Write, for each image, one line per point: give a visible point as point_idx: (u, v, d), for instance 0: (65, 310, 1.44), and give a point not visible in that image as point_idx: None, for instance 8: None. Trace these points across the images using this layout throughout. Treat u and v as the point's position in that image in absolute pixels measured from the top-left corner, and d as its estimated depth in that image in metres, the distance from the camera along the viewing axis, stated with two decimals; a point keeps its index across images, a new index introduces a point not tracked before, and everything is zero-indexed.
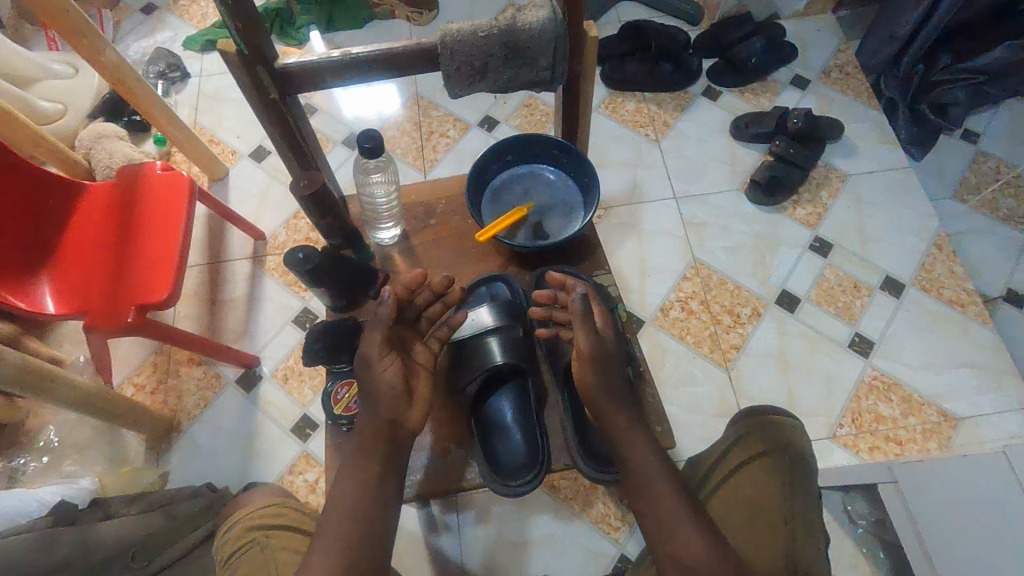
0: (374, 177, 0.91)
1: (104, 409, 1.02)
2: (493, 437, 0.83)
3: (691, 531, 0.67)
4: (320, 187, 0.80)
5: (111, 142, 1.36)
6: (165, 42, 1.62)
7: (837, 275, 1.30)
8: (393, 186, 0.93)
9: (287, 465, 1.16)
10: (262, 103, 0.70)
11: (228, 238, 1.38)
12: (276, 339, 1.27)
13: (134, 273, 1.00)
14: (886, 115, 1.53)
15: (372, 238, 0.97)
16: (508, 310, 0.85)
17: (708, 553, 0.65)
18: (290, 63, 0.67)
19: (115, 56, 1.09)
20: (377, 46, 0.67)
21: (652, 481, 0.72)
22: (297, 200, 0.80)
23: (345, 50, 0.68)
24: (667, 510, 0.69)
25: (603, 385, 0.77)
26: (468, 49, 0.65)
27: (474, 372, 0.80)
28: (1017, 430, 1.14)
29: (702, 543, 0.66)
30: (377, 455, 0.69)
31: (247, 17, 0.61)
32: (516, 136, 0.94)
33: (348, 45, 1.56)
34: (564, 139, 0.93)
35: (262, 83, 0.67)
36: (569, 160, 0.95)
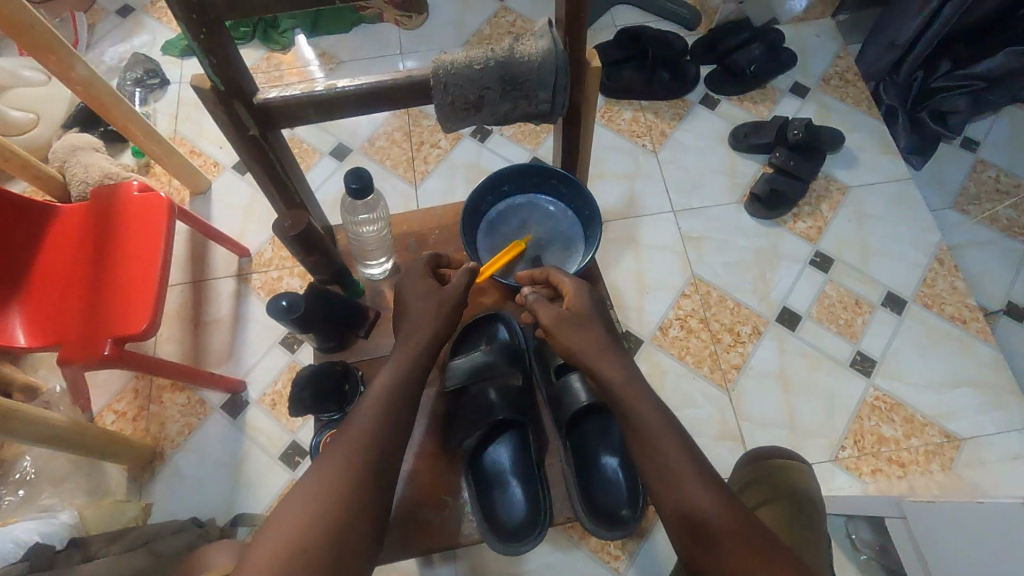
0: (363, 217, 0.87)
1: (77, 443, 0.97)
2: (492, 491, 0.82)
3: (691, 478, 0.63)
4: (304, 226, 0.75)
5: (85, 155, 1.29)
6: (143, 46, 1.55)
7: (838, 291, 1.27)
8: (384, 221, 0.90)
9: (275, 495, 1.12)
10: (242, 138, 0.70)
11: (212, 255, 1.32)
12: (263, 362, 1.23)
13: (110, 304, 0.95)
14: (886, 124, 1.50)
15: (362, 272, 0.98)
16: (508, 354, 0.85)
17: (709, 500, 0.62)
18: (270, 98, 0.67)
19: (86, 71, 1.04)
20: (363, 79, 0.68)
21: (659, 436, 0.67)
22: (278, 240, 0.77)
23: (330, 83, 0.68)
24: (664, 460, 0.65)
25: (582, 348, 0.73)
26: (464, 83, 0.65)
27: (474, 426, 0.83)
28: (1020, 450, 1.12)
29: (706, 491, 0.62)
30: (403, 405, 0.67)
31: (221, 50, 0.61)
32: (516, 167, 0.91)
33: (336, 51, 1.51)
34: (564, 172, 0.91)
35: (240, 119, 0.67)
36: (568, 190, 0.93)
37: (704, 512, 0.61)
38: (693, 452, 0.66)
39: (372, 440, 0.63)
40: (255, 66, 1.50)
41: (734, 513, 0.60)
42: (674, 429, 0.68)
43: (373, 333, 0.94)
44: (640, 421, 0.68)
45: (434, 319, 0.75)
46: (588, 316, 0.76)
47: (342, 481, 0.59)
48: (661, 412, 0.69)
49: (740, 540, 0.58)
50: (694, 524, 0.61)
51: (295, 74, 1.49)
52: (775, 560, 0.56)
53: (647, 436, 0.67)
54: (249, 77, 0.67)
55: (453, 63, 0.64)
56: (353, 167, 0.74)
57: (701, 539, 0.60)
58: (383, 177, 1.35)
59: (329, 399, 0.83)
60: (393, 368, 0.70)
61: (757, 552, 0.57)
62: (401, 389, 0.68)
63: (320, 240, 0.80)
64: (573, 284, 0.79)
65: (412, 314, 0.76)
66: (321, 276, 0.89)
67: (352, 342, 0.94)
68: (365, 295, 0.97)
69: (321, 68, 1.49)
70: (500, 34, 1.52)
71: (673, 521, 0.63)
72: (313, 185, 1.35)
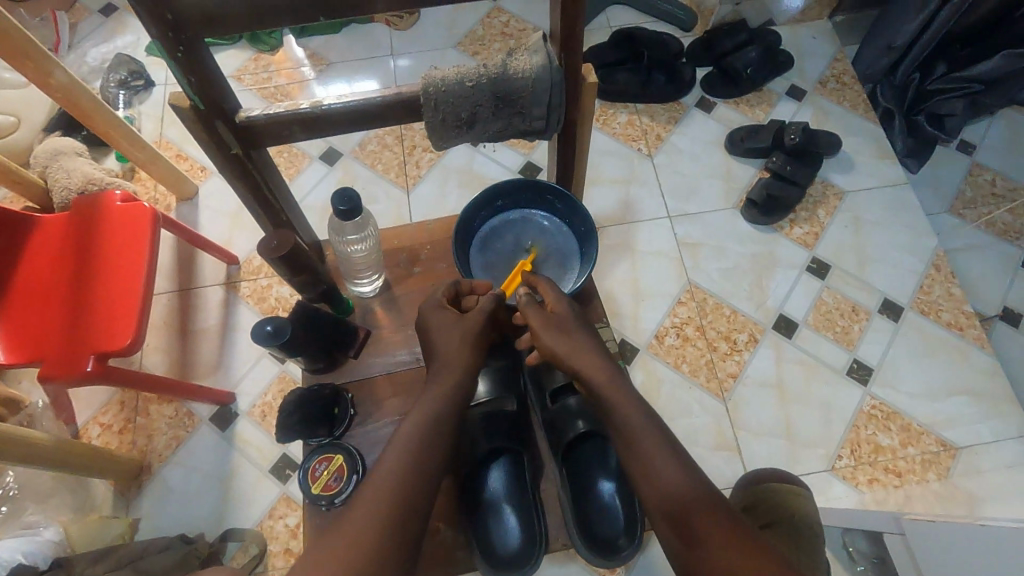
0: (351, 237, 0.88)
1: (62, 461, 0.94)
2: (486, 519, 0.81)
3: (671, 471, 0.65)
4: (291, 246, 0.78)
5: (69, 160, 1.25)
6: (126, 47, 1.52)
7: (835, 298, 1.26)
8: (373, 239, 0.91)
9: (266, 510, 1.10)
10: (224, 158, 0.75)
11: (199, 263, 1.30)
12: (252, 373, 1.20)
13: (93, 317, 0.92)
14: (882, 125, 1.46)
15: (352, 290, 1.00)
16: None
17: (681, 480, 0.65)
18: (254, 116, 0.72)
19: (65, 77, 1.02)
20: (349, 98, 0.73)
21: (637, 434, 0.69)
22: (264, 260, 0.79)
23: (315, 100, 0.73)
24: (646, 456, 0.67)
25: (564, 348, 0.75)
26: (452, 101, 0.70)
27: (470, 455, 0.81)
28: (1016, 458, 1.12)
29: (676, 470, 0.66)
30: (439, 437, 0.68)
31: (198, 68, 0.65)
32: (511, 182, 0.93)
33: (325, 52, 1.48)
34: (560, 188, 0.94)
35: (222, 136, 0.72)
36: (564, 208, 0.96)
37: (686, 504, 0.63)
38: (675, 448, 0.68)
39: (399, 484, 0.62)
40: (243, 68, 1.46)
41: (714, 503, 0.62)
42: (657, 427, 0.70)
43: (363, 354, 0.96)
44: (622, 420, 0.70)
45: (462, 351, 0.76)
46: (570, 323, 0.77)
47: (373, 522, 0.58)
48: (643, 412, 0.71)
49: (718, 528, 0.60)
50: (674, 513, 0.63)
51: (283, 76, 1.45)
52: (753, 545, 0.58)
53: (629, 433, 0.69)
54: (233, 99, 0.71)
55: (443, 80, 0.69)
56: (340, 189, 0.77)
57: (680, 526, 0.62)
58: (374, 183, 1.33)
59: (320, 422, 0.85)
60: (421, 411, 0.70)
61: (733, 536, 0.59)
62: (427, 433, 0.67)
63: (305, 257, 0.82)
64: (553, 291, 0.81)
65: (446, 350, 0.76)
66: (308, 296, 0.91)
67: (342, 363, 0.95)
68: (355, 313, 1.00)
69: (310, 69, 1.46)
70: (493, 35, 1.49)
71: (655, 511, 0.65)
72: (303, 191, 1.32)
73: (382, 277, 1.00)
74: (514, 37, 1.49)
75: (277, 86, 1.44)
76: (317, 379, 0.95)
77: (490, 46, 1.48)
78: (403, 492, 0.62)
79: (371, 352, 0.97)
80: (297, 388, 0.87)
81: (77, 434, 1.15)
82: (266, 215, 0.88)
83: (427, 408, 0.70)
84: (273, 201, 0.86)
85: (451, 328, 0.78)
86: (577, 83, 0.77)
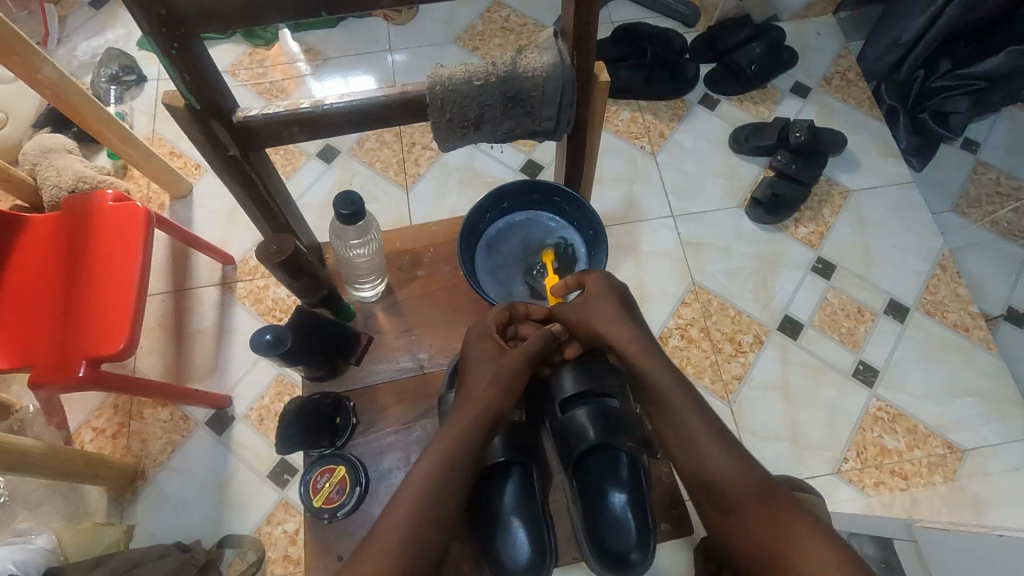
0: (354, 241, 0.86)
1: (54, 468, 0.92)
2: (494, 532, 0.81)
3: (705, 445, 0.71)
4: (292, 251, 0.76)
5: (59, 157, 1.22)
6: (118, 41, 1.48)
7: (840, 299, 1.25)
8: (376, 243, 0.89)
9: (264, 515, 1.07)
10: (220, 159, 0.72)
11: (194, 263, 1.27)
12: (249, 376, 1.18)
13: (85, 321, 0.89)
14: (887, 123, 1.46)
15: (354, 295, 0.98)
16: None
17: (721, 456, 0.69)
18: (250, 117, 0.70)
19: (53, 73, 0.99)
20: (349, 97, 0.71)
21: (672, 403, 0.74)
22: (264, 266, 0.77)
23: (315, 99, 0.71)
24: (684, 433, 0.72)
25: (603, 319, 0.80)
26: (459, 101, 0.69)
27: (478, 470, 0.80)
28: (1022, 461, 1.11)
29: (716, 447, 0.70)
30: (457, 466, 0.69)
31: (194, 66, 0.63)
32: (516, 184, 0.93)
33: (321, 47, 1.45)
34: (567, 190, 0.93)
35: (218, 137, 0.69)
36: (571, 209, 0.95)
37: (721, 476, 0.68)
38: (711, 421, 0.73)
39: (412, 529, 0.64)
40: (237, 63, 1.43)
41: (748, 472, 0.68)
42: (692, 403, 0.74)
43: (365, 360, 0.94)
44: (658, 399, 0.75)
45: (489, 388, 0.76)
46: (604, 300, 0.81)
47: (392, 546, 0.62)
48: (679, 389, 0.75)
49: (754, 502, 0.66)
50: (709, 484, 0.69)
51: (279, 71, 1.42)
52: (786, 513, 0.64)
53: (666, 413, 0.74)
54: (229, 98, 0.69)
55: (451, 78, 0.67)
56: (341, 192, 0.75)
57: (716, 496, 0.68)
58: (372, 181, 1.30)
59: (321, 433, 0.84)
60: (436, 450, 0.70)
61: (766, 506, 0.65)
62: (440, 476, 0.68)
63: (306, 262, 0.80)
64: (599, 280, 0.82)
65: (473, 377, 0.77)
66: (308, 300, 0.89)
67: (343, 370, 0.93)
68: (356, 318, 0.97)
69: (307, 65, 1.43)
70: (493, 30, 1.46)
71: (691, 479, 0.71)
72: (300, 190, 1.30)
73: (384, 282, 0.98)
74: (515, 32, 1.46)
75: (272, 82, 1.41)
76: (318, 387, 0.93)
77: (491, 42, 1.45)
78: (416, 540, 0.64)
79: (373, 359, 0.95)
80: (297, 397, 0.85)
81: (69, 439, 1.12)
82: (264, 219, 0.85)
83: (440, 448, 0.70)
84: (274, 206, 0.84)
85: (485, 364, 0.78)
86: (590, 83, 0.75)
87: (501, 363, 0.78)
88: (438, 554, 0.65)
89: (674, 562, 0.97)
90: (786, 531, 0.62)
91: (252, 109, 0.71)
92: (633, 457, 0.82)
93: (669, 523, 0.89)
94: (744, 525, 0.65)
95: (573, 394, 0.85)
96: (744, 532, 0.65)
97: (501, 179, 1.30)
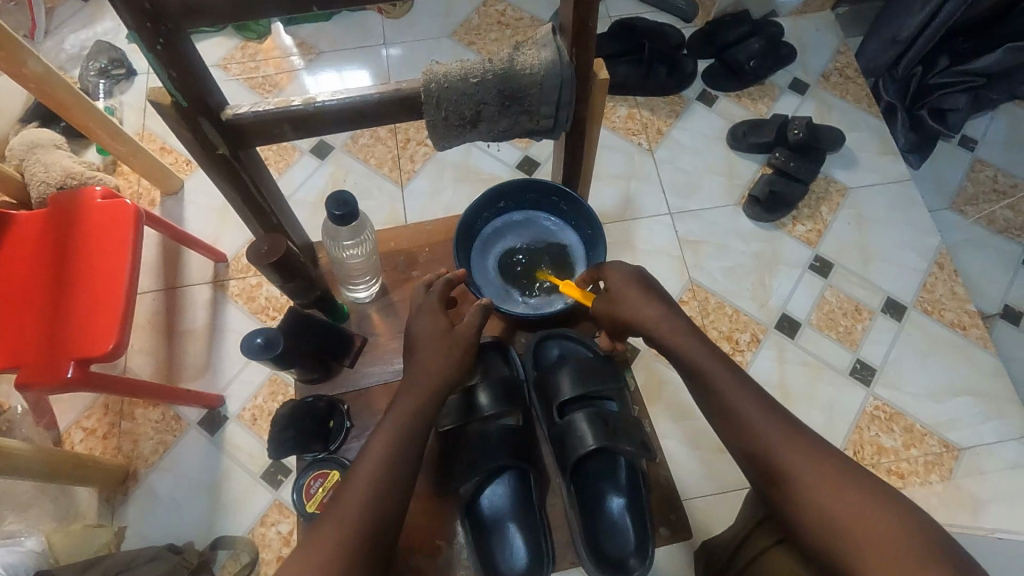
0: (347, 243, 0.85)
1: (44, 471, 0.90)
2: (489, 538, 0.81)
3: (759, 421, 0.71)
4: (284, 253, 0.75)
5: (47, 153, 1.20)
6: (107, 34, 1.45)
7: (837, 297, 1.24)
8: (370, 243, 0.88)
9: (258, 517, 1.06)
10: (210, 158, 0.71)
11: (185, 261, 1.25)
12: (242, 375, 1.16)
13: (73, 321, 0.87)
14: (886, 122, 1.43)
15: (349, 296, 0.97)
16: (506, 393, 0.84)
17: (771, 428, 0.70)
18: (241, 114, 0.68)
19: (40, 66, 0.97)
20: (343, 94, 0.69)
21: (710, 378, 0.75)
22: (257, 267, 0.76)
23: (307, 96, 0.69)
24: (735, 409, 0.72)
25: (632, 308, 0.81)
26: (455, 99, 0.68)
27: (470, 476, 0.80)
28: (1018, 460, 1.11)
29: (765, 418, 0.71)
30: (404, 446, 0.70)
31: (180, 61, 0.61)
32: (513, 184, 0.93)
33: (315, 41, 1.42)
34: (565, 190, 0.93)
35: (207, 135, 0.68)
36: (569, 208, 0.95)
37: (775, 449, 0.69)
38: (762, 396, 0.73)
39: (365, 505, 0.65)
40: (229, 57, 1.41)
41: (806, 445, 0.68)
42: (742, 382, 0.74)
43: (359, 362, 0.94)
44: (705, 378, 0.75)
45: (438, 366, 0.77)
46: (630, 289, 0.82)
47: (349, 523, 0.63)
48: (726, 367, 0.76)
49: (819, 468, 0.66)
50: (765, 458, 0.69)
51: (272, 65, 1.40)
52: (855, 481, 0.64)
53: (716, 391, 0.74)
54: (219, 95, 0.68)
55: (447, 75, 0.66)
56: (334, 192, 0.74)
57: (775, 471, 0.68)
58: (367, 177, 1.28)
59: (314, 437, 0.82)
60: (386, 430, 0.71)
61: (835, 473, 0.65)
62: (391, 458, 0.69)
63: (298, 263, 0.79)
64: (621, 272, 0.83)
65: (422, 356, 0.78)
66: (301, 302, 0.88)
67: (336, 372, 0.92)
68: (350, 319, 0.96)
69: (300, 59, 1.41)
70: (490, 24, 1.44)
71: (745, 455, 0.71)
72: (293, 186, 1.28)
73: (378, 282, 0.97)
74: (511, 26, 1.45)
75: (265, 76, 1.39)
76: (311, 389, 0.92)
77: (487, 36, 1.43)
78: (367, 519, 0.64)
79: (368, 360, 0.94)
80: (290, 400, 0.83)
81: (59, 439, 1.11)
82: (254, 218, 0.84)
83: (391, 430, 0.71)
84: (265, 206, 0.83)
85: (437, 341, 0.78)
86: (589, 79, 0.74)
87: (453, 341, 0.79)
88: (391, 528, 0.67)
89: (671, 562, 0.97)
90: (855, 502, 0.62)
91: (243, 106, 0.70)
92: (631, 461, 0.82)
93: (667, 526, 0.90)
94: (811, 499, 0.64)
95: (571, 397, 0.84)
96: (811, 505, 0.64)
97: (498, 176, 1.29)
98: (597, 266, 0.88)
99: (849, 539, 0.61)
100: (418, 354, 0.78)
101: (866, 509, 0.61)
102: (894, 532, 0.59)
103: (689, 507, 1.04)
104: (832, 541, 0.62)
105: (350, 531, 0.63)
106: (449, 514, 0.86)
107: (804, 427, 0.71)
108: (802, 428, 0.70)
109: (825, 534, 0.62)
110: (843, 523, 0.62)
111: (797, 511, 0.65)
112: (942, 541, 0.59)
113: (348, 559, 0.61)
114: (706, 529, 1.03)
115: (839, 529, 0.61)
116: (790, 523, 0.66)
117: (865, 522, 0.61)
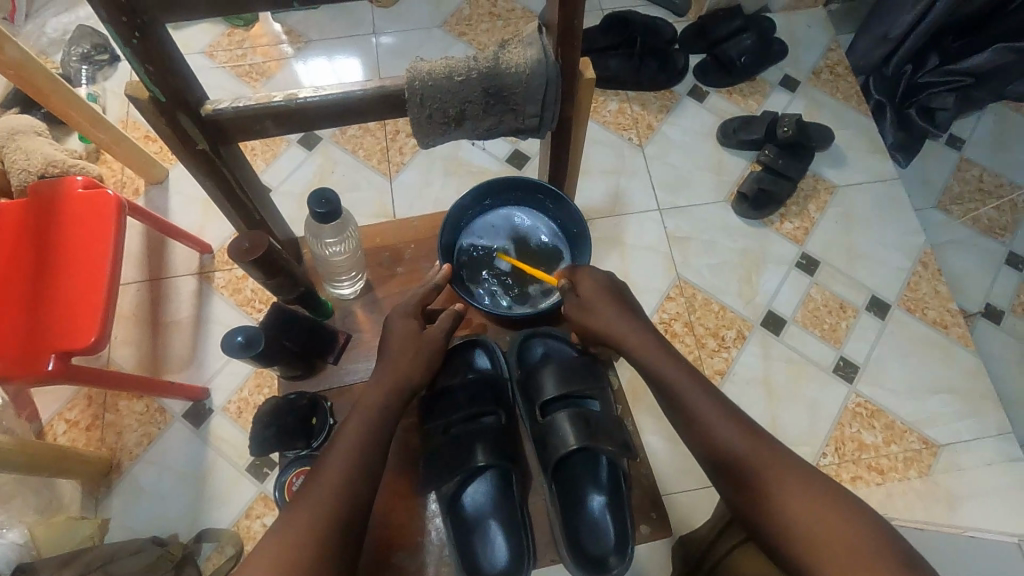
0: (331, 240, 0.84)
1: (26, 464, 0.90)
2: (472, 535, 0.82)
3: (728, 431, 0.72)
4: (265, 250, 0.74)
5: (26, 139, 1.17)
6: (90, 18, 1.42)
7: (823, 295, 1.25)
8: (353, 241, 0.88)
9: (243, 509, 1.06)
10: (190, 152, 0.70)
11: (170, 252, 1.24)
12: (227, 368, 1.16)
13: (53, 313, 0.86)
14: (873, 118, 1.44)
15: (333, 290, 0.97)
16: (488, 391, 0.86)
17: (736, 438, 0.71)
18: (219, 109, 0.67)
19: (17, 53, 0.95)
20: (324, 90, 0.68)
21: (672, 384, 0.77)
22: (237, 263, 0.75)
23: (289, 93, 0.68)
24: (706, 423, 0.73)
25: (617, 313, 0.83)
26: (440, 96, 0.67)
27: (453, 474, 0.80)
28: (994, 456, 1.13)
29: (729, 428, 0.72)
30: (373, 435, 0.72)
31: (158, 55, 0.60)
32: (497, 182, 0.94)
33: (304, 29, 1.40)
34: (552, 187, 0.94)
35: (185, 129, 0.67)
36: (554, 208, 0.97)
37: (739, 458, 0.70)
38: (733, 411, 0.74)
39: (337, 494, 0.66)
40: (215, 44, 1.39)
41: (775, 455, 0.69)
42: (711, 395, 0.75)
43: (343, 359, 0.93)
44: (674, 391, 0.77)
45: (408, 358, 0.80)
46: (602, 300, 0.84)
47: (323, 508, 0.65)
48: (693, 380, 0.77)
49: (789, 476, 0.67)
50: (732, 467, 0.70)
51: (260, 53, 1.38)
52: (827, 492, 0.65)
53: (684, 402, 0.76)
54: (197, 88, 0.67)
55: (431, 73, 0.66)
56: (317, 189, 0.73)
57: (746, 482, 0.69)
58: (355, 169, 1.27)
59: (297, 435, 0.81)
60: (358, 419, 0.73)
61: (803, 481, 0.67)
62: (362, 448, 0.71)
63: (281, 259, 0.78)
64: (594, 281, 0.86)
65: (394, 351, 0.80)
66: (284, 298, 0.87)
67: (321, 369, 0.92)
68: (334, 315, 0.96)
69: (289, 47, 1.39)
70: (481, 15, 1.43)
71: (715, 467, 0.73)
72: (280, 177, 1.27)
73: (365, 277, 0.97)
74: (502, 17, 1.43)
75: (253, 64, 1.37)
76: (294, 387, 0.91)
77: (478, 27, 1.41)
78: (341, 505, 0.66)
79: (352, 357, 0.94)
80: (273, 397, 0.83)
81: (42, 431, 1.10)
82: (237, 212, 0.83)
83: (361, 420, 0.73)
84: (247, 201, 0.82)
85: (407, 342, 0.81)
86: (576, 78, 0.73)
87: (422, 341, 0.82)
88: (366, 508, 0.68)
89: (653, 558, 0.99)
90: (822, 512, 0.63)
91: (221, 100, 0.69)
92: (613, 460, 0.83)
93: (647, 524, 0.88)
94: (780, 510, 0.65)
95: (555, 396, 0.86)
96: (780, 515, 0.65)
97: (487, 170, 1.28)
98: (566, 267, 0.89)
99: (818, 546, 0.62)
100: (390, 351, 0.80)
101: (833, 516, 0.63)
102: (860, 541, 0.60)
103: (670, 502, 1.05)
104: (813, 556, 0.62)
105: (322, 517, 0.64)
106: (424, 511, 0.86)
107: (774, 440, 0.72)
108: (771, 439, 0.71)
109: (794, 545, 0.63)
110: (812, 532, 0.63)
111: (771, 527, 0.66)
112: (907, 549, 0.60)
113: (319, 542, 0.63)
114: (687, 522, 1.04)
115: (819, 543, 0.62)
116: (769, 538, 0.66)
117: (834, 531, 0.62)
